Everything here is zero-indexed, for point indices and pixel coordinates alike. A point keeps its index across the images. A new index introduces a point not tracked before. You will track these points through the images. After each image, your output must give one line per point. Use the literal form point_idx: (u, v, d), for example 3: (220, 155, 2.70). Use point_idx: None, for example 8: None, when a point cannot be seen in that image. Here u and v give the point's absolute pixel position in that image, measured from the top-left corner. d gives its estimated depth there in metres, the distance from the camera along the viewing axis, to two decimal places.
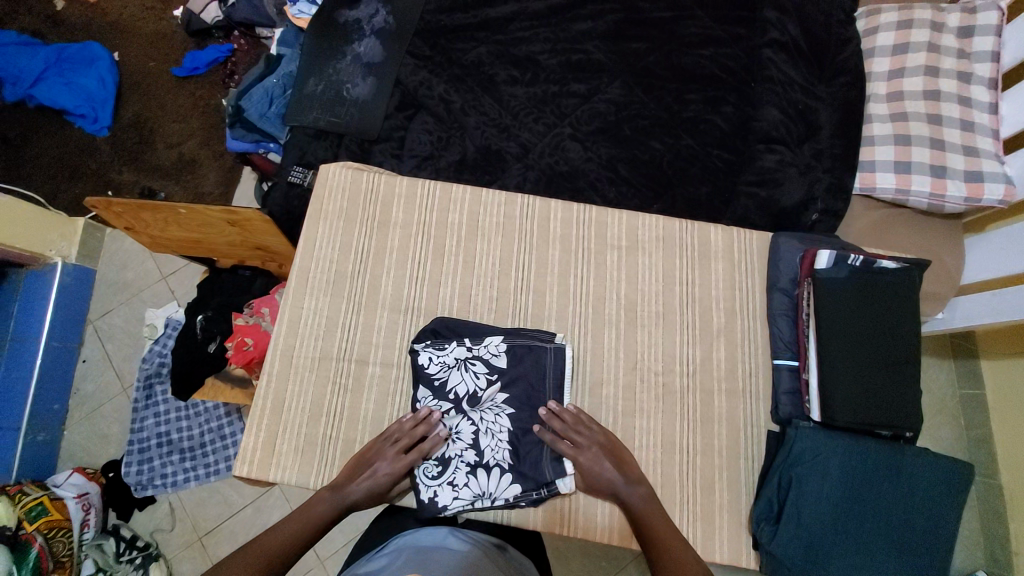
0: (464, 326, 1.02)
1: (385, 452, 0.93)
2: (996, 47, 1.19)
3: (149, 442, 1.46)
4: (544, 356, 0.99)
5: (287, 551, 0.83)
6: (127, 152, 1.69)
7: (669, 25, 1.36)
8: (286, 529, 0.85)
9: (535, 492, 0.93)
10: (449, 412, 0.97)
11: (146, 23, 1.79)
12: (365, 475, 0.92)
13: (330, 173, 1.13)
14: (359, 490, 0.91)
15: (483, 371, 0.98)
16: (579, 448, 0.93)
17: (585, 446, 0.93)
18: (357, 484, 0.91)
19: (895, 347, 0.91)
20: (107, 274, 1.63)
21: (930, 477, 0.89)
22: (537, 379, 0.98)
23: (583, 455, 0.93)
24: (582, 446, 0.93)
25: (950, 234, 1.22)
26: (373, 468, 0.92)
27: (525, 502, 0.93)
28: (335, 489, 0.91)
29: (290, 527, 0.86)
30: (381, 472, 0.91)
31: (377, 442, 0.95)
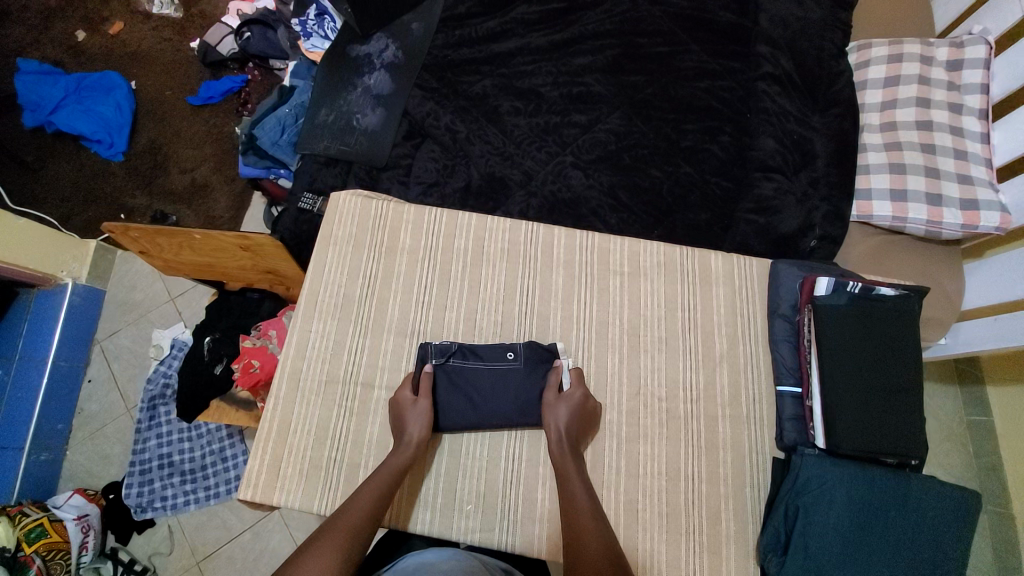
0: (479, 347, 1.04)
1: (414, 401, 0.96)
2: (985, 79, 1.22)
3: (150, 463, 1.46)
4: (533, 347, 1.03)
5: (365, 528, 0.79)
6: (141, 176, 1.74)
7: (667, 59, 1.42)
8: (362, 503, 0.83)
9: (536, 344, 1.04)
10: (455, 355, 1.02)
11: (164, 54, 1.87)
12: (410, 424, 0.94)
13: (341, 200, 1.16)
14: (410, 454, 0.92)
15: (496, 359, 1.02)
16: (571, 395, 0.97)
17: (577, 399, 0.97)
18: (409, 430, 0.94)
19: (899, 373, 0.92)
20: (116, 295, 1.65)
21: (935, 503, 0.88)
22: (520, 402, 0.99)
23: (557, 400, 0.97)
24: (568, 398, 0.97)
25: (949, 261, 1.24)
26: (409, 424, 0.94)
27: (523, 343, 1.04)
28: (401, 453, 0.92)
29: (363, 503, 0.83)
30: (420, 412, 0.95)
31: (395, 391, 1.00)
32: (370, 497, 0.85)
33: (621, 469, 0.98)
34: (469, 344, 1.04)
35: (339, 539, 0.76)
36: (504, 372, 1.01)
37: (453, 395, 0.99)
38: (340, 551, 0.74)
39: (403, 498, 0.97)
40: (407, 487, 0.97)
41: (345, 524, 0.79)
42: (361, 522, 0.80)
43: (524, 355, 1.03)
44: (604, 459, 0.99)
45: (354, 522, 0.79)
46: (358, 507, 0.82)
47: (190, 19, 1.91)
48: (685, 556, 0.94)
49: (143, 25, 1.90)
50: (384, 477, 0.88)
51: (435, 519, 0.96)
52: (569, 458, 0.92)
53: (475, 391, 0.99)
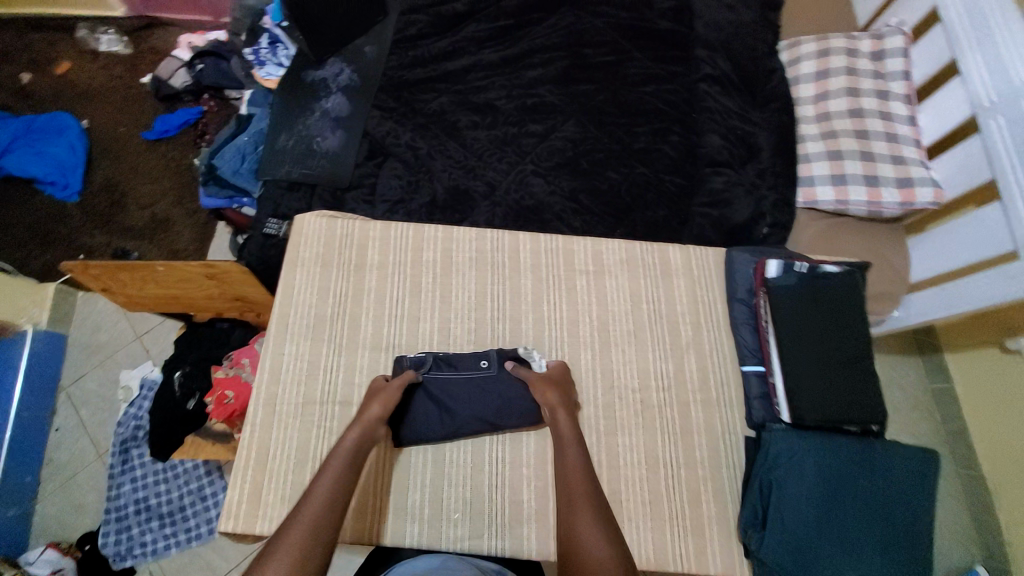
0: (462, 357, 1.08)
1: (384, 388, 0.97)
2: (906, 67, 1.33)
3: (126, 509, 1.40)
4: (507, 355, 1.05)
5: (333, 509, 0.76)
6: (99, 215, 1.70)
7: (613, 67, 1.49)
8: (325, 483, 0.80)
9: (513, 352, 1.06)
10: (432, 367, 1.03)
11: (116, 91, 1.85)
12: (370, 404, 0.94)
13: (304, 222, 1.17)
14: (358, 430, 0.90)
15: (474, 368, 1.04)
16: (553, 371, 1.02)
17: (559, 374, 1.02)
18: (374, 406, 0.94)
19: (851, 344, 0.97)
20: (80, 338, 1.59)
21: (897, 466, 0.93)
22: (500, 409, 1.00)
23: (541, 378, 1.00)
24: (552, 372, 1.02)
25: (893, 238, 1.32)
26: (366, 407, 0.94)
27: (496, 352, 1.05)
28: (355, 428, 0.90)
29: (326, 482, 0.80)
30: (384, 397, 0.95)
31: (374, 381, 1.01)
32: (334, 475, 0.82)
33: (602, 463, 1.01)
34: (445, 355, 1.05)
35: (306, 522, 0.73)
36: (481, 381, 1.02)
37: (432, 408, 1.00)
38: (307, 536, 0.71)
39: (373, 509, 0.96)
40: (394, 503, 0.97)
41: (312, 506, 0.75)
42: (329, 502, 0.77)
43: (498, 362, 1.04)
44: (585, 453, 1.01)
45: (323, 504, 0.76)
46: (321, 484, 0.79)
47: (141, 55, 1.90)
48: (669, 541, 0.96)
49: (92, 64, 1.88)
50: (346, 455, 0.85)
51: (423, 532, 0.96)
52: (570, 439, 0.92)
53: (453, 399, 1.00)
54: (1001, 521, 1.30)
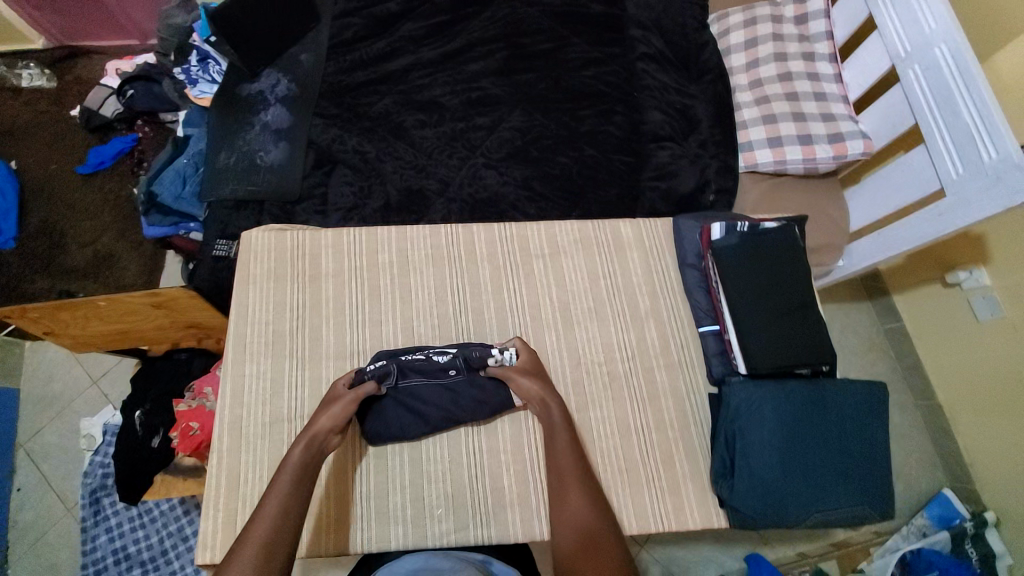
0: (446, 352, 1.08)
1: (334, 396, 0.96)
2: (828, 28, 1.39)
3: (106, 561, 1.36)
4: (479, 355, 1.01)
5: (281, 533, 0.77)
6: (38, 258, 1.62)
7: (552, 53, 1.50)
8: (271, 506, 0.80)
9: (485, 353, 1.01)
10: (398, 377, 1.01)
11: (42, 127, 1.76)
12: (317, 417, 0.92)
13: (252, 238, 1.14)
14: (300, 451, 0.88)
15: (440, 374, 1.02)
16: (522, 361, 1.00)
17: (529, 362, 1.01)
18: (322, 420, 0.92)
19: (794, 294, 1.01)
20: (32, 390, 1.52)
21: (849, 400, 0.98)
22: (470, 408, 1.01)
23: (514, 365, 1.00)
24: (523, 361, 1.00)
25: (832, 191, 1.38)
26: (313, 421, 0.92)
27: (465, 354, 1.02)
28: (298, 445, 0.89)
29: (272, 508, 0.80)
30: (335, 409, 0.93)
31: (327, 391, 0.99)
32: (280, 501, 0.81)
33: None
34: (408, 362, 1.01)
35: (251, 555, 0.74)
36: (451, 386, 1.02)
37: (405, 415, 1.00)
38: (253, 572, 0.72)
39: (344, 514, 0.96)
40: (375, 505, 0.97)
41: (257, 539, 0.76)
42: (274, 530, 0.77)
43: (466, 366, 1.02)
44: None
45: (268, 534, 0.76)
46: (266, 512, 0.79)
47: (66, 86, 1.82)
48: (649, 505, 0.99)
49: (14, 102, 1.79)
50: (290, 476, 0.85)
51: (409, 532, 0.96)
52: (562, 431, 0.93)
53: (423, 403, 1.00)
54: (959, 445, 1.42)
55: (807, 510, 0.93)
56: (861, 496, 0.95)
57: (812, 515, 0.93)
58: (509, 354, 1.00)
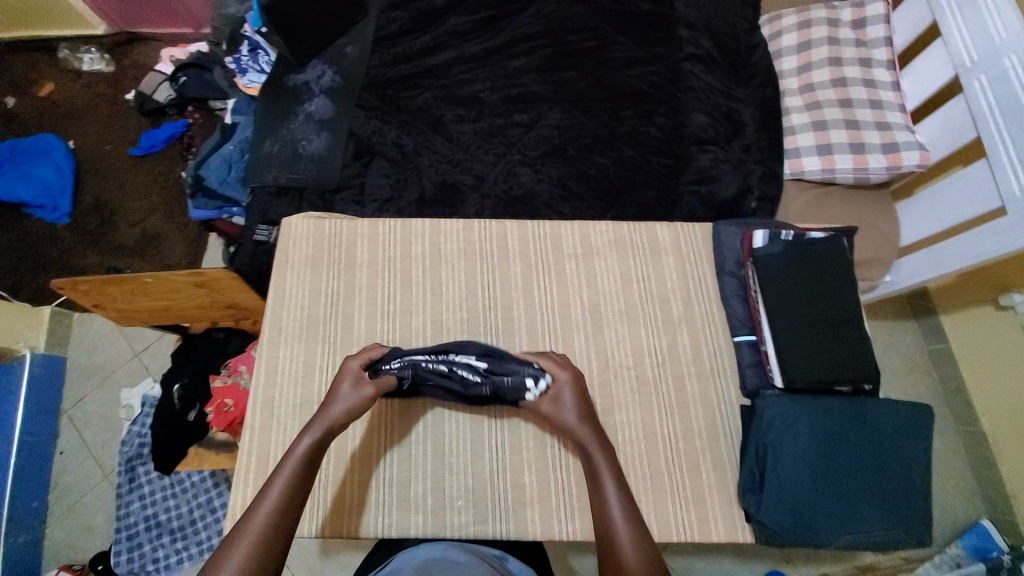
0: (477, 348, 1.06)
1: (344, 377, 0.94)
2: (887, 33, 1.33)
3: (137, 527, 1.41)
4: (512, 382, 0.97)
5: (284, 519, 0.75)
6: (89, 235, 1.70)
7: (596, 51, 1.49)
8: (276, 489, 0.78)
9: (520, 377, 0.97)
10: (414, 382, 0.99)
11: (99, 109, 1.85)
12: (331, 403, 0.91)
13: (293, 224, 1.17)
14: (311, 439, 0.86)
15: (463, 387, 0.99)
16: (563, 376, 0.96)
17: (569, 377, 0.96)
18: (333, 409, 0.90)
19: (838, 307, 0.97)
20: (77, 360, 1.60)
21: (892, 421, 0.94)
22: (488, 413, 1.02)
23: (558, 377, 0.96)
24: (563, 378, 0.96)
25: (882, 202, 1.33)
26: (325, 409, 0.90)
27: (496, 372, 0.98)
28: (307, 435, 0.86)
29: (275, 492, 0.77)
30: (347, 397, 0.91)
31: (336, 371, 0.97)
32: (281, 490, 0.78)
33: None
34: (426, 368, 0.99)
35: (248, 550, 0.70)
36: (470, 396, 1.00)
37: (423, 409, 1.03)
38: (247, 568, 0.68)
39: (364, 498, 0.98)
40: (395, 491, 0.98)
41: (255, 527, 0.72)
42: (273, 519, 0.74)
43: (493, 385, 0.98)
44: None
45: (267, 521, 0.73)
46: (267, 503, 0.76)
47: (123, 71, 1.90)
48: (673, 514, 0.97)
49: (75, 83, 1.88)
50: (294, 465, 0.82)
51: (428, 521, 0.97)
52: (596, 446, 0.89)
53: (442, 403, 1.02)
54: (1002, 474, 1.34)
55: (838, 530, 0.89)
56: (899, 521, 0.91)
57: (845, 536, 0.90)
58: (543, 386, 0.96)
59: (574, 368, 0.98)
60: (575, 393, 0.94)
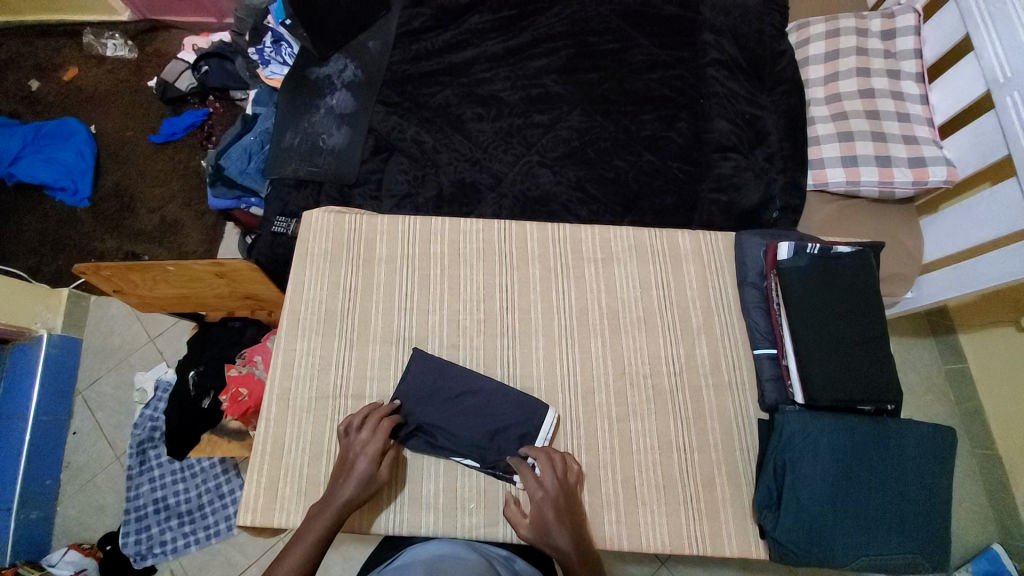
0: (473, 425, 0.98)
1: (364, 451, 0.91)
2: (917, 45, 1.31)
3: (146, 509, 1.42)
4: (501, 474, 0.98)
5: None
6: (108, 219, 1.72)
7: (619, 54, 1.47)
8: (290, 561, 0.79)
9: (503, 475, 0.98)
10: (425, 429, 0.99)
11: (122, 95, 1.86)
12: (347, 475, 0.90)
13: (314, 217, 1.18)
14: (322, 524, 0.84)
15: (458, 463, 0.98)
16: (544, 487, 0.90)
17: (550, 490, 0.90)
18: (348, 479, 0.89)
19: (864, 325, 0.96)
20: (92, 343, 1.62)
21: (915, 444, 0.92)
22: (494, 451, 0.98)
23: (535, 486, 0.90)
24: (543, 492, 0.89)
25: (906, 217, 1.30)
26: (336, 489, 0.89)
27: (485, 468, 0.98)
28: (324, 515, 0.85)
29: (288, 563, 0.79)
30: (360, 464, 0.90)
31: (345, 437, 0.95)
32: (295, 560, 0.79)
33: (615, 450, 1.01)
34: (435, 429, 0.98)
35: None
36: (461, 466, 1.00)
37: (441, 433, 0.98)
38: None
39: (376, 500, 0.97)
40: (408, 491, 0.98)
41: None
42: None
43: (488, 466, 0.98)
44: (598, 439, 1.01)
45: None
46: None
47: (146, 58, 1.91)
48: (686, 526, 0.96)
49: (98, 69, 1.90)
50: (308, 542, 0.81)
51: (439, 520, 0.97)
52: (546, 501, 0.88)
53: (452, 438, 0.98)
54: (1017, 500, 1.31)
55: (854, 552, 0.88)
56: (918, 546, 0.89)
57: (862, 558, 0.88)
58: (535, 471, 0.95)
59: (559, 478, 0.91)
60: (553, 508, 0.88)
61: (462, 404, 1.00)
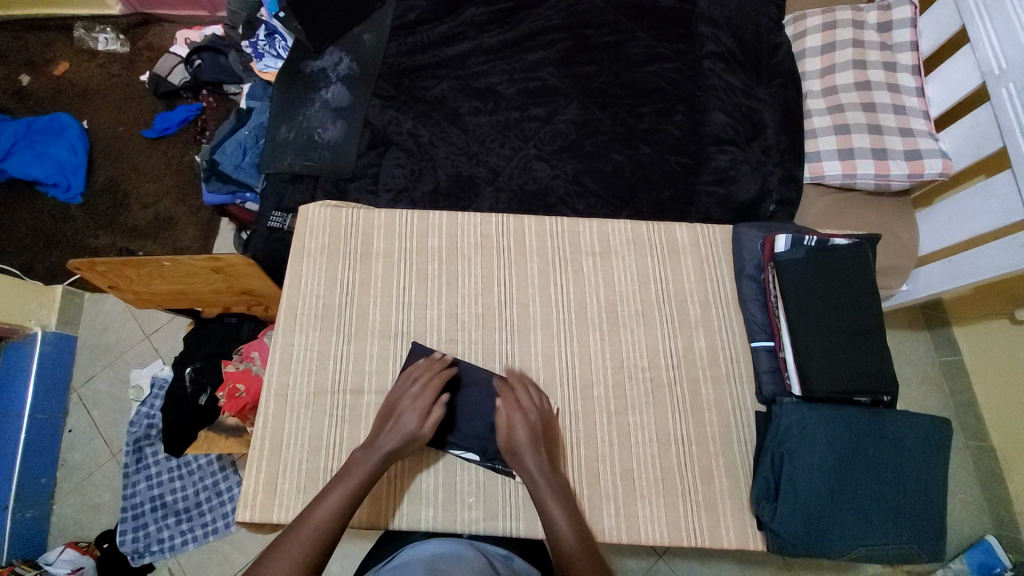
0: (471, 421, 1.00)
1: (414, 405, 0.95)
2: (913, 37, 1.30)
3: (143, 507, 1.41)
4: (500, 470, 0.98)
5: (334, 526, 0.82)
6: (102, 215, 1.70)
7: (615, 47, 1.47)
8: (331, 499, 0.85)
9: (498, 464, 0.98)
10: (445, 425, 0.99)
11: (114, 89, 1.84)
12: (397, 424, 0.93)
13: (310, 212, 1.17)
14: (371, 464, 0.89)
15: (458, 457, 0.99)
16: (521, 410, 0.95)
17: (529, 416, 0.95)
18: (394, 429, 0.92)
19: (861, 317, 0.96)
20: (87, 340, 1.60)
21: (911, 434, 0.93)
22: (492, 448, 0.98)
23: (517, 414, 0.94)
24: (520, 417, 0.94)
25: (901, 210, 1.31)
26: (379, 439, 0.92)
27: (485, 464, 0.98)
28: (369, 457, 0.90)
29: (332, 499, 0.85)
30: (408, 414, 0.94)
31: (397, 388, 0.98)
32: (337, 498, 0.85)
33: (614, 442, 1.01)
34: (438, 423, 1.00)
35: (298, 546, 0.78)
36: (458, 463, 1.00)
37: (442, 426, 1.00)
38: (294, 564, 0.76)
39: (378, 494, 0.97)
40: (408, 486, 0.98)
41: (312, 523, 0.81)
42: (325, 523, 0.81)
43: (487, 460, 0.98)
44: (597, 432, 1.02)
45: (320, 523, 0.81)
46: (322, 512, 0.82)
47: (138, 52, 1.89)
48: (684, 517, 0.97)
49: (90, 63, 1.88)
50: (349, 485, 0.87)
51: (439, 514, 0.97)
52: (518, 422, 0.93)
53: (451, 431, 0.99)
54: (1010, 490, 1.33)
55: (850, 542, 0.89)
56: (914, 535, 0.90)
57: (858, 548, 0.89)
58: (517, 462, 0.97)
59: (537, 406, 0.97)
60: (533, 449, 0.92)
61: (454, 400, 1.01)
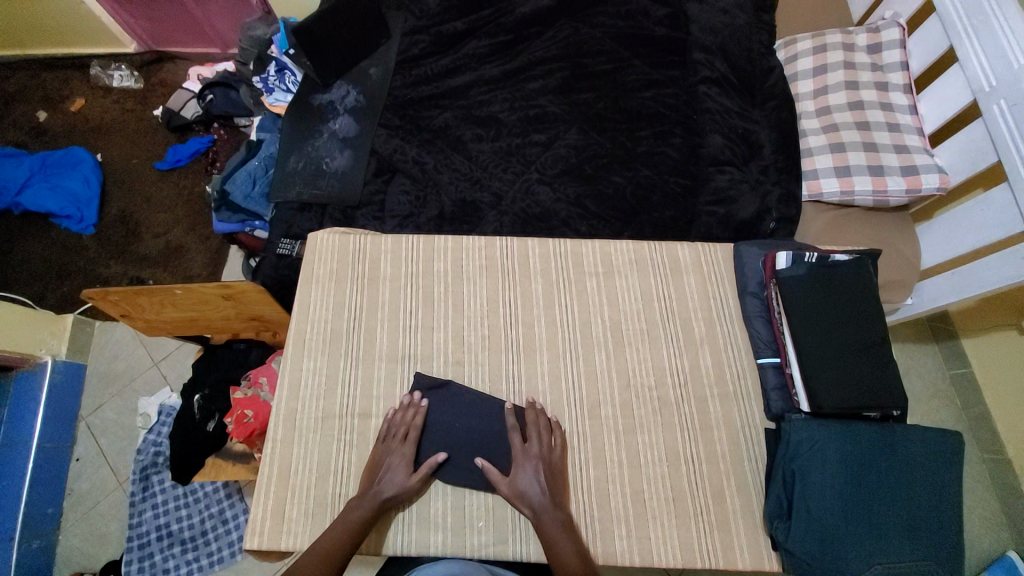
0: (476, 444, 1.01)
1: (396, 460, 0.96)
2: (903, 58, 1.34)
3: (149, 536, 1.41)
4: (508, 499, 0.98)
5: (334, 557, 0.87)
6: (114, 245, 1.74)
7: (613, 74, 1.52)
8: (332, 534, 0.89)
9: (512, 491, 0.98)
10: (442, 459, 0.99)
11: (127, 124, 1.91)
12: (382, 477, 0.95)
13: (318, 240, 1.20)
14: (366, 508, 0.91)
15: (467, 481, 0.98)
16: (528, 452, 0.97)
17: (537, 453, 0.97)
18: (378, 484, 0.94)
19: (866, 332, 0.96)
20: (97, 368, 1.62)
21: (922, 449, 0.92)
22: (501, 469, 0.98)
23: (527, 455, 0.96)
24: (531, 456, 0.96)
25: (901, 225, 1.32)
26: (368, 487, 0.95)
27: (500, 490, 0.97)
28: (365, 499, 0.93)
29: (332, 533, 0.90)
30: (393, 466, 0.96)
31: (379, 440, 1.00)
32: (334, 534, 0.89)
33: (622, 463, 1.01)
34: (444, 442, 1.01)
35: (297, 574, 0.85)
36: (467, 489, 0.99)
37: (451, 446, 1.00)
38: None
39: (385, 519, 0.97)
40: (416, 510, 0.97)
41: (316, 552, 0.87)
42: (324, 554, 0.87)
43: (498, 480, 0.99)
44: (605, 452, 1.01)
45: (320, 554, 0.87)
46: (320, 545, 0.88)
47: (151, 88, 1.96)
48: (697, 539, 0.95)
49: (105, 99, 1.95)
50: (341, 528, 0.90)
51: (449, 538, 0.96)
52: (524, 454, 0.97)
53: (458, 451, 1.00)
54: None
55: (870, 562, 0.87)
56: (933, 552, 0.88)
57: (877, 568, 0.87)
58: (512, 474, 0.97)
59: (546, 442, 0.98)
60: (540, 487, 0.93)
61: (455, 423, 1.02)
